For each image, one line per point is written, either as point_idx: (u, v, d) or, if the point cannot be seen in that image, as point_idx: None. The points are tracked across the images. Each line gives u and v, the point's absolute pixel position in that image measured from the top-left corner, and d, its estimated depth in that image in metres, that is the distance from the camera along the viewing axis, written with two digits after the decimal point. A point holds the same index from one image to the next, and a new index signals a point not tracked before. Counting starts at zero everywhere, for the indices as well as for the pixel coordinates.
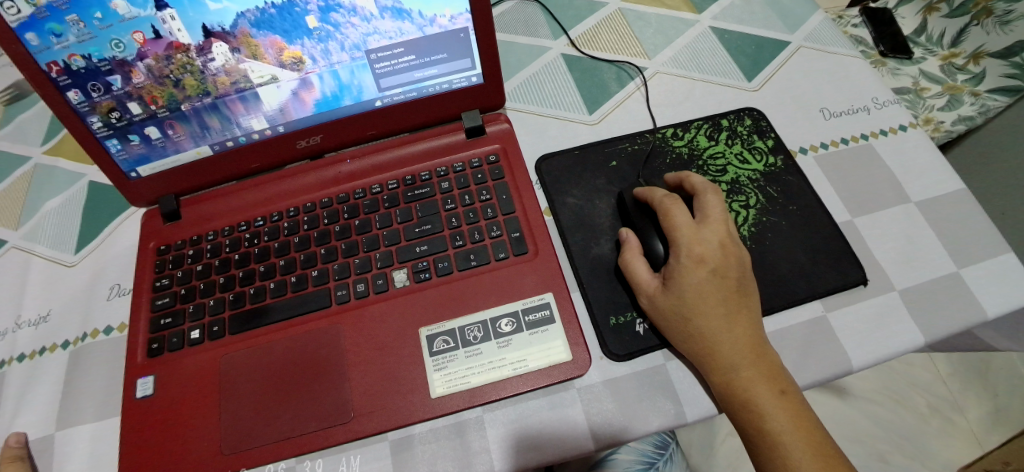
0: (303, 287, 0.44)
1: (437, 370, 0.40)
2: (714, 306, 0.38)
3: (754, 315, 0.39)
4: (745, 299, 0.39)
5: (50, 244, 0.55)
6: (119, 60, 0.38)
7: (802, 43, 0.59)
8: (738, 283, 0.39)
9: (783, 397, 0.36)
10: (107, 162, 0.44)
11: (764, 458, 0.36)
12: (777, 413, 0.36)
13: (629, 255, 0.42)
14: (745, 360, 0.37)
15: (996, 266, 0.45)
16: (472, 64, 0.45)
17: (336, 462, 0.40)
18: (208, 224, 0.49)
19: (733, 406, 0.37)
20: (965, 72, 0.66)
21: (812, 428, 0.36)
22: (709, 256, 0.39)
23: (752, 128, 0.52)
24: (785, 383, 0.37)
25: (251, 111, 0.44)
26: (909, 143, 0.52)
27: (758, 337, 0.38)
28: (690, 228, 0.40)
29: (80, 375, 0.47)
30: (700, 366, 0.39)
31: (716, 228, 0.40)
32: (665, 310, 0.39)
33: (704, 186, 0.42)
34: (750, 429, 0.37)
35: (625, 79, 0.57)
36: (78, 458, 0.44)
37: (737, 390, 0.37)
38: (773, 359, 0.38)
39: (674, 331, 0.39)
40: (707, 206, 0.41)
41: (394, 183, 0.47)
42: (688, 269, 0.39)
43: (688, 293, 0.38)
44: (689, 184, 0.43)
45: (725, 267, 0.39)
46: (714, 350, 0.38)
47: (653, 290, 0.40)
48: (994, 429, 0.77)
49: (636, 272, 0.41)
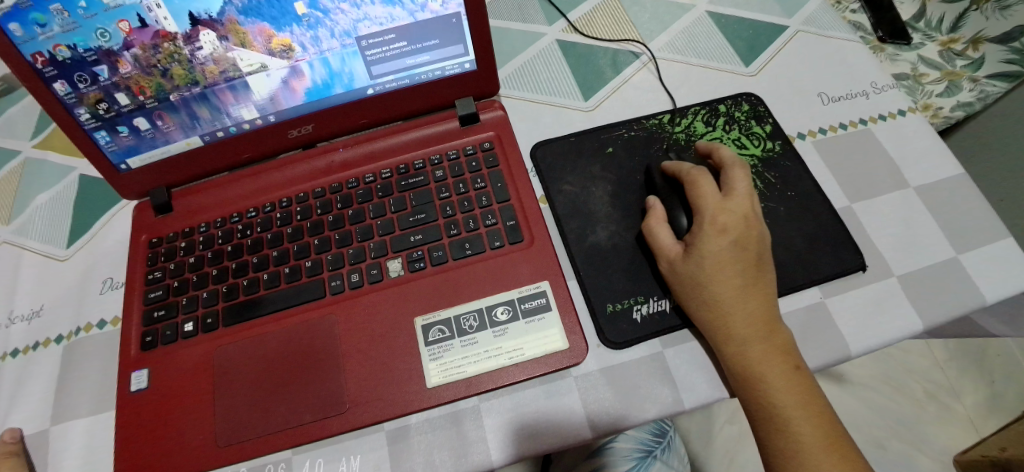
0: (297, 277, 0.43)
1: (432, 360, 0.40)
2: (731, 277, 0.38)
3: (770, 291, 0.39)
4: (762, 273, 0.39)
5: (42, 239, 0.54)
6: (105, 50, 0.37)
7: (799, 28, 0.58)
8: (758, 256, 0.39)
9: (792, 377, 0.36)
10: (96, 153, 0.44)
11: (766, 433, 0.36)
12: (784, 391, 0.36)
13: (654, 222, 0.41)
14: (758, 335, 0.37)
15: (994, 251, 0.45)
16: (465, 50, 0.44)
17: (336, 461, 0.39)
18: (199, 216, 0.48)
19: (741, 382, 0.37)
20: (964, 58, 0.65)
21: (819, 408, 0.36)
22: (732, 226, 0.39)
23: (750, 113, 0.52)
24: (797, 361, 0.37)
25: (241, 101, 0.43)
26: (908, 128, 0.52)
27: (772, 313, 0.38)
28: (714, 198, 0.40)
29: (75, 369, 0.47)
30: (711, 338, 0.38)
31: (741, 202, 0.40)
32: (683, 276, 0.39)
33: (732, 161, 0.42)
34: (754, 412, 0.37)
35: (621, 64, 0.56)
36: (74, 452, 0.43)
37: (747, 365, 0.37)
38: (786, 336, 0.37)
39: (690, 299, 0.39)
40: (733, 180, 0.41)
41: (387, 172, 0.47)
42: (710, 237, 0.38)
43: (707, 262, 0.38)
44: (718, 156, 0.43)
45: (746, 238, 0.39)
46: (727, 323, 0.37)
47: (674, 256, 0.40)
48: (991, 415, 0.77)
49: (659, 238, 0.41)
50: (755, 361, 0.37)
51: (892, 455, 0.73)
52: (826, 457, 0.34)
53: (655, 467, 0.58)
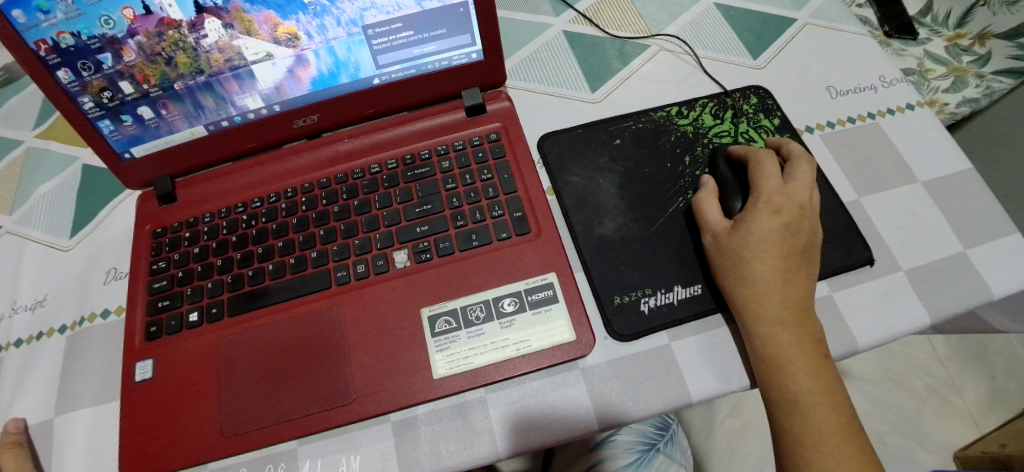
0: (302, 268, 0.43)
1: (439, 351, 0.40)
2: (775, 257, 0.38)
3: (811, 280, 0.39)
4: (807, 263, 0.39)
5: (45, 228, 0.54)
6: (108, 38, 0.37)
7: (808, 20, 0.58)
8: (806, 245, 0.39)
9: (817, 365, 0.36)
10: (100, 142, 0.43)
11: (780, 417, 0.36)
12: (808, 378, 0.35)
13: (705, 196, 0.42)
14: (790, 318, 0.37)
15: (1002, 246, 0.45)
16: (472, 40, 0.44)
17: (336, 463, 0.39)
18: (204, 206, 0.48)
19: (763, 365, 0.37)
20: (971, 53, 0.64)
21: (840, 399, 0.35)
22: (787, 209, 0.39)
23: (758, 106, 0.51)
24: (822, 352, 0.37)
25: (246, 90, 0.43)
26: (916, 121, 0.51)
27: (807, 301, 0.38)
28: (775, 180, 0.40)
29: (79, 359, 0.47)
30: (740, 318, 0.38)
31: (802, 190, 0.40)
32: (726, 248, 0.39)
33: (801, 154, 0.42)
34: (771, 396, 0.37)
35: (628, 56, 0.56)
36: (78, 442, 0.43)
37: (773, 346, 0.37)
38: (815, 326, 0.37)
39: (729, 273, 0.39)
40: (798, 169, 0.41)
41: (393, 163, 0.47)
42: (763, 215, 0.39)
43: (755, 238, 0.38)
44: (786, 149, 0.43)
45: (800, 225, 0.39)
46: (760, 303, 0.37)
47: (720, 229, 0.40)
48: (991, 411, 0.77)
49: (706, 211, 0.42)
50: (780, 345, 0.37)
51: (892, 450, 0.73)
52: (841, 448, 0.34)
53: (659, 460, 0.58)
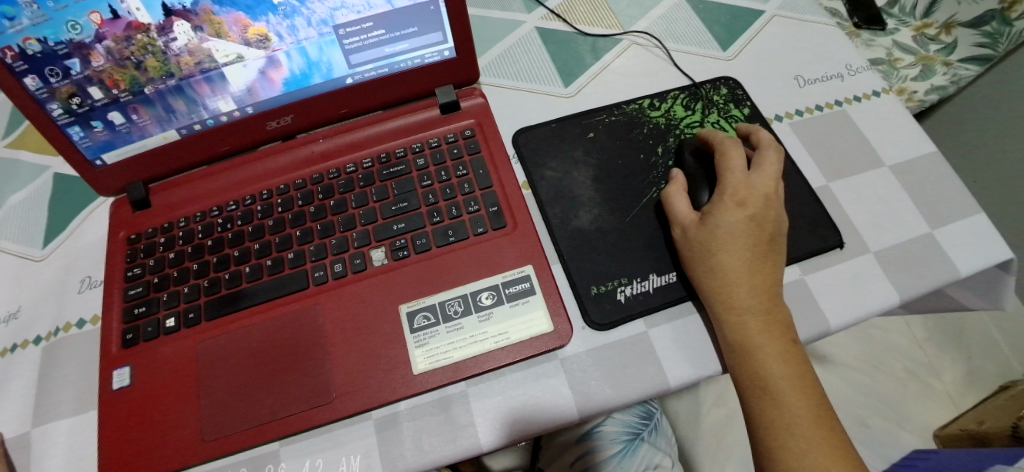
0: (280, 269, 0.43)
1: (418, 347, 0.40)
2: (741, 249, 0.39)
3: (777, 269, 0.39)
4: (773, 251, 0.40)
5: (17, 239, 0.53)
6: (76, 43, 0.37)
7: (776, 12, 0.59)
8: (772, 235, 0.40)
9: (786, 350, 0.37)
10: (70, 149, 0.43)
11: (751, 400, 0.37)
12: (778, 363, 0.36)
13: (674, 188, 0.43)
14: (758, 306, 0.38)
15: (966, 226, 0.46)
16: (444, 38, 0.44)
17: (336, 462, 0.39)
18: (179, 210, 0.48)
19: (734, 352, 0.38)
20: (938, 42, 0.66)
21: (809, 382, 0.36)
22: (752, 201, 0.40)
23: (728, 96, 0.52)
24: (791, 336, 0.38)
25: (218, 93, 0.43)
26: (882, 108, 0.53)
27: (774, 288, 0.39)
28: (740, 173, 0.41)
29: (55, 369, 0.46)
30: (711, 308, 0.39)
31: (766, 181, 0.41)
32: (694, 243, 0.40)
33: (769, 143, 0.43)
34: (742, 380, 0.37)
35: (600, 50, 0.56)
36: (56, 454, 0.43)
37: (742, 333, 0.37)
38: (784, 311, 0.38)
39: (697, 267, 0.40)
40: (764, 158, 0.42)
41: (368, 162, 0.47)
42: (729, 208, 0.40)
43: (722, 231, 0.39)
44: (755, 138, 0.44)
45: (765, 215, 0.40)
46: (729, 292, 0.38)
47: (688, 222, 0.41)
48: (967, 390, 0.79)
49: (676, 204, 0.42)
50: (751, 331, 0.37)
51: (874, 432, 0.74)
52: (810, 429, 0.34)
53: (644, 448, 0.59)
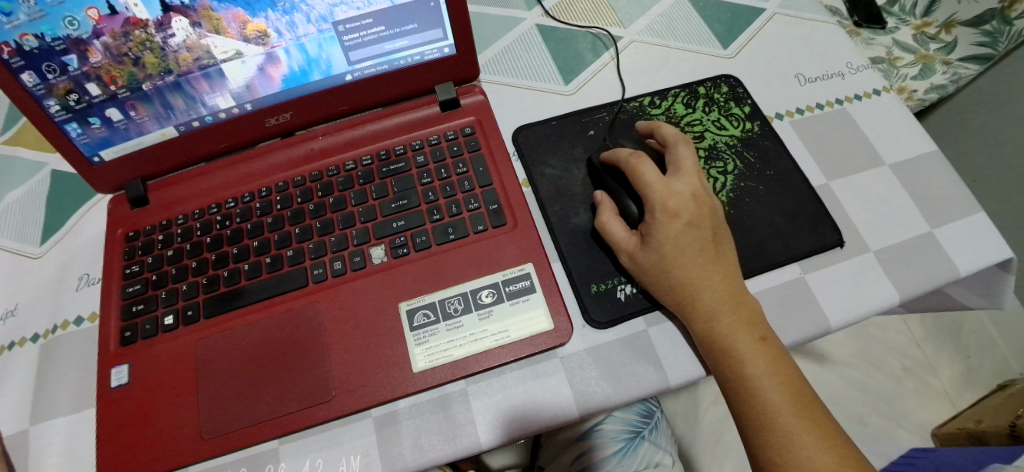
0: (279, 267, 0.43)
1: (418, 345, 0.40)
2: (690, 257, 0.38)
3: (731, 265, 0.40)
4: (720, 247, 0.40)
5: (14, 236, 0.53)
6: (74, 39, 0.36)
7: (776, 10, 0.59)
8: (713, 232, 0.40)
9: (763, 346, 0.37)
10: (67, 146, 0.42)
11: (738, 401, 0.36)
12: (754, 359, 0.36)
13: (606, 216, 0.42)
14: (724, 306, 0.38)
15: (967, 225, 0.46)
16: (444, 34, 0.44)
17: (336, 462, 0.39)
18: (177, 208, 0.47)
19: (713, 356, 0.38)
20: (937, 41, 0.66)
21: (790, 374, 0.36)
22: (683, 209, 0.39)
23: (729, 94, 0.52)
24: (763, 331, 0.38)
25: (216, 89, 0.42)
26: (882, 107, 0.53)
27: (736, 286, 0.39)
28: (659, 182, 0.40)
29: (53, 367, 0.46)
30: (681, 317, 0.39)
31: (689, 181, 0.40)
32: (644, 266, 0.40)
33: (675, 138, 0.43)
34: (726, 382, 0.37)
35: (600, 48, 0.56)
36: (54, 452, 0.43)
37: (716, 337, 0.37)
38: (752, 306, 0.38)
39: (654, 285, 0.40)
40: (679, 157, 0.41)
41: (367, 159, 0.46)
42: (663, 224, 0.39)
43: (666, 247, 0.39)
44: (660, 135, 0.44)
45: (700, 216, 0.39)
46: (692, 297, 0.38)
47: (632, 247, 0.40)
48: (965, 388, 0.79)
49: (613, 232, 0.42)
50: (723, 334, 0.37)
51: (874, 431, 0.74)
52: (797, 422, 0.34)
53: (644, 447, 0.58)
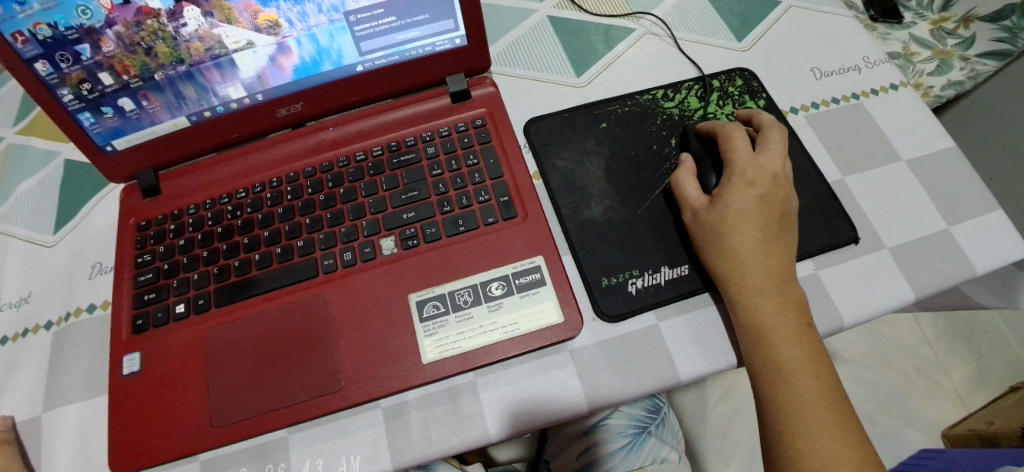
0: (289, 257, 0.43)
1: (428, 336, 0.40)
2: (754, 230, 0.38)
3: (790, 250, 0.39)
4: (785, 232, 0.39)
5: (27, 225, 0.54)
6: (86, 28, 0.37)
7: (792, 3, 0.58)
8: (783, 215, 0.39)
9: (801, 334, 0.37)
10: (80, 135, 0.43)
11: (764, 384, 0.36)
12: (789, 345, 0.36)
13: (683, 174, 0.43)
14: (772, 288, 0.37)
15: (984, 223, 0.45)
16: (456, 25, 0.44)
17: (336, 462, 0.39)
18: (189, 197, 0.48)
19: (748, 334, 0.37)
20: (955, 37, 0.65)
21: (822, 367, 0.36)
22: (760, 181, 0.39)
23: (743, 88, 0.52)
24: (806, 319, 0.37)
25: (228, 79, 0.42)
26: (899, 101, 0.52)
27: (787, 270, 0.38)
28: (746, 154, 0.41)
29: (65, 354, 0.46)
30: (725, 291, 0.39)
31: (774, 160, 0.40)
32: (704, 224, 0.40)
33: (771, 124, 0.43)
34: (754, 364, 0.37)
35: (613, 40, 0.56)
36: (66, 438, 0.43)
37: (756, 316, 0.37)
38: (799, 294, 0.38)
39: (708, 248, 0.39)
40: (769, 138, 0.42)
41: (377, 150, 0.46)
42: (738, 189, 0.39)
43: (732, 212, 0.39)
44: (757, 121, 0.44)
45: (774, 194, 0.39)
46: (740, 273, 0.38)
47: (699, 205, 0.41)
48: (977, 389, 0.78)
49: (685, 188, 0.42)
50: (766, 313, 0.37)
51: (883, 431, 0.74)
52: (818, 416, 0.34)
53: (651, 442, 0.58)
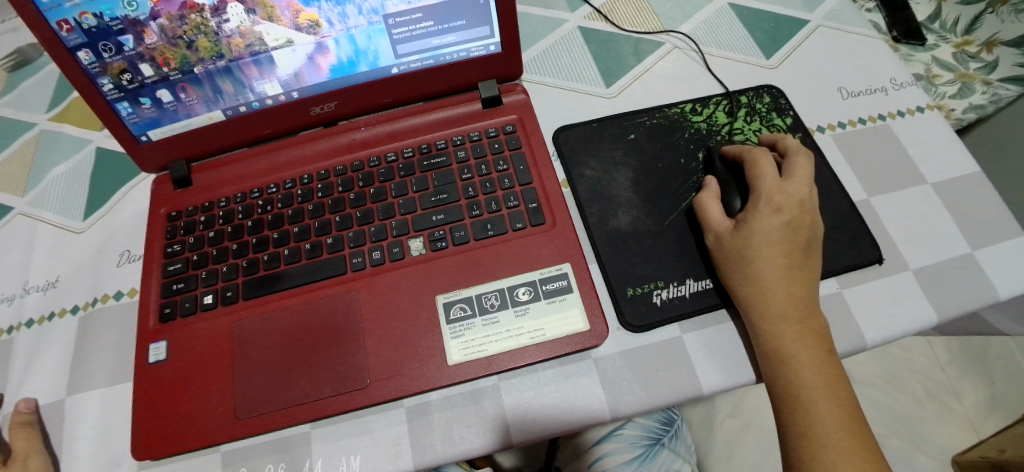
0: (318, 253, 0.44)
1: (454, 338, 0.40)
2: (778, 256, 0.38)
3: (813, 276, 0.39)
4: (809, 258, 0.40)
5: (58, 210, 0.54)
6: (131, 20, 0.37)
7: (820, 22, 0.58)
8: (808, 242, 0.40)
9: (823, 360, 0.37)
10: (117, 125, 0.43)
11: (786, 409, 0.36)
12: (811, 372, 0.36)
13: (707, 196, 0.43)
14: (795, 314, 0.38)
15: (1009, 248, 0.45)
16: (491, 32, 0.45)
17: (336, 462, 0.39)
18: (220, 189, 0.48)
19: (769, 359, 0.38)
20: (978, 60, 0.65)
21: (844, 394, 0.36)
22: (787, 207, 0.39)
23: (771, 105, 0.52)
24: (828, 346, 0.37)
25: (265, 76, 0.43)
26: (926, 124, 0.52)
27: (810, 297, 0.38)
28: (773, 180, 0.41)
29: (91, 339, 0.47)
30: (748, 315, 0.39)
31: (800, 187, 0.41)
32: (728, 251, 0.40)
33: (797, 149, 0.43)
34: (775, 388, 0.37)
35: (642, 52, 0.56)
36: (90, 422, 0.44)
37: (779, 342, 0.37)
38: (821, 322, 0.38)
39: (732, 274, 0.40)
40: (796, 164, 0.42)
41: (408, 152, 0.47)
42: (765, 215, 0.39)
43: (757, 238, 0.39)
44: (782, 145, 0.44)
45: (800, 221, 0.39)
46: (765, 301, 0.38)
47: (722, 230, 0.41)
48: (989, 416, 0.77)
49: (708, 211, 0.42)
50: (789, 340, 0.37)
51: (892, 454, 0.74)
52: (839, 443, 0.34)
53: (664, 454, 0.58)
